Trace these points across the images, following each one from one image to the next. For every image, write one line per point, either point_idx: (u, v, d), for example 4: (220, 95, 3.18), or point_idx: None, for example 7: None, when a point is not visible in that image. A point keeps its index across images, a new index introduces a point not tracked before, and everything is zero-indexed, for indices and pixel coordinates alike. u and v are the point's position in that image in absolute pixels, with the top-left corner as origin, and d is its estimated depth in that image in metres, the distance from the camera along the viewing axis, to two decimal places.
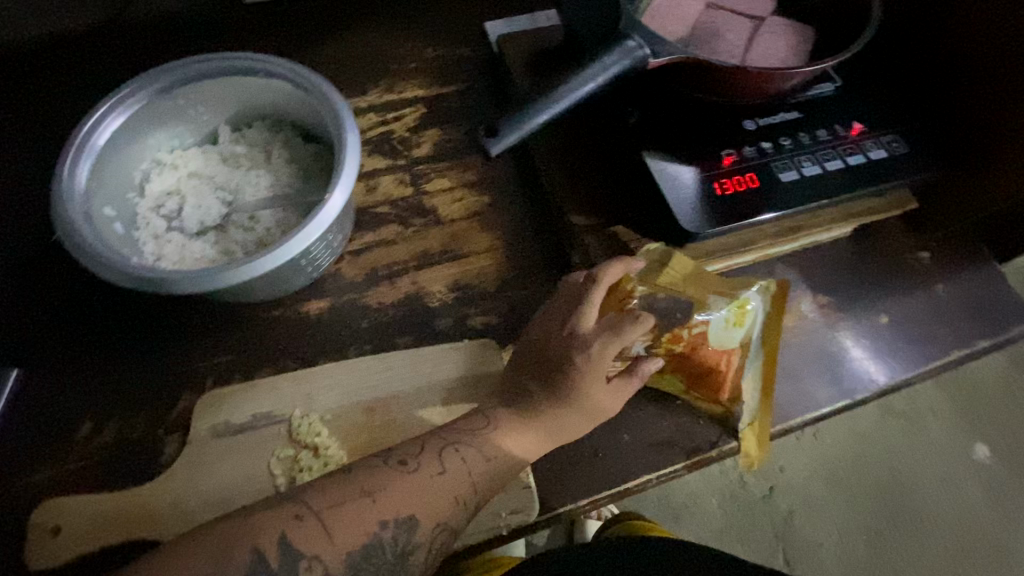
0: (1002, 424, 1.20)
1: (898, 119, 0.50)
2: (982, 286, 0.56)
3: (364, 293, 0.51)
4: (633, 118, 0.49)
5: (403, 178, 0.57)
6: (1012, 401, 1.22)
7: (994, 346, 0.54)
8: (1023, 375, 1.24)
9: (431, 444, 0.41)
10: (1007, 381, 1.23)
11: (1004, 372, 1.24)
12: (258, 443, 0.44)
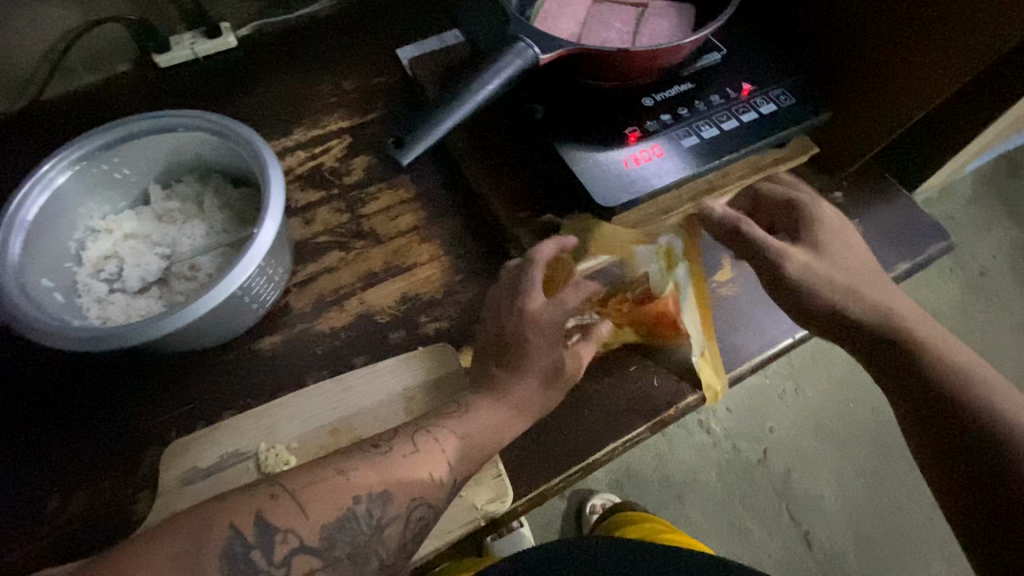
0: (970, 347, 1.24)
1: (785, 73, 0.54)
2: (894, 215, 0.60)
3: (315, 321, 0.52)
4: (539, 115, 0.51)
5: (339, 206, 0.59)
6: (974, 323, 1.27)
7: (916, 268, 0.58)
8: (979, 297, 1.29)
9: (416, 423, 0.43)
10: (965, 305, 1.28)
11: (960, 297, 1.29)
12: (228, 482, 0.44)
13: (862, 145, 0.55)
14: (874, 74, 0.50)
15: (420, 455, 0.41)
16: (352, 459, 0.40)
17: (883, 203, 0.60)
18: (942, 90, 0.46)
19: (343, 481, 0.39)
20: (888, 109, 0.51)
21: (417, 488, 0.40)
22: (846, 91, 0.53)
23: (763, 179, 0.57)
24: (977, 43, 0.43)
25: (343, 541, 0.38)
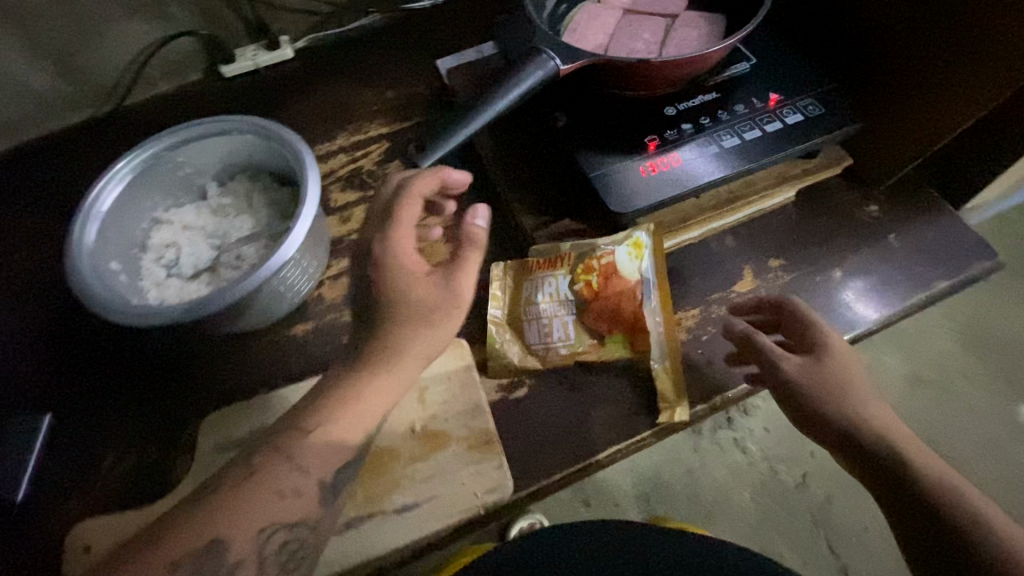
0: None
1: (815, 84, 0.53)
2: (936, 230, 0.57)
3: (344, 312, 0.56)
4: (561, 122, 0.53)
5: (374, 206, 0.63)
6: None
7: (958, 287, 0.55)
8: None
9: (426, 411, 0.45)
10: None
11: None
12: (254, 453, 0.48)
13: (899, 156, 0.53)
14: (917, 84, 0.48)
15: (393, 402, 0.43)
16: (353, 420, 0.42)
17: (923, 217, 0.58)
18: (992, 97, 0.44)
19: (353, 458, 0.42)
20: (922, 121, 0.49)
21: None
22: (882, 101, 0.52)
23: (791, 190, 0.57)
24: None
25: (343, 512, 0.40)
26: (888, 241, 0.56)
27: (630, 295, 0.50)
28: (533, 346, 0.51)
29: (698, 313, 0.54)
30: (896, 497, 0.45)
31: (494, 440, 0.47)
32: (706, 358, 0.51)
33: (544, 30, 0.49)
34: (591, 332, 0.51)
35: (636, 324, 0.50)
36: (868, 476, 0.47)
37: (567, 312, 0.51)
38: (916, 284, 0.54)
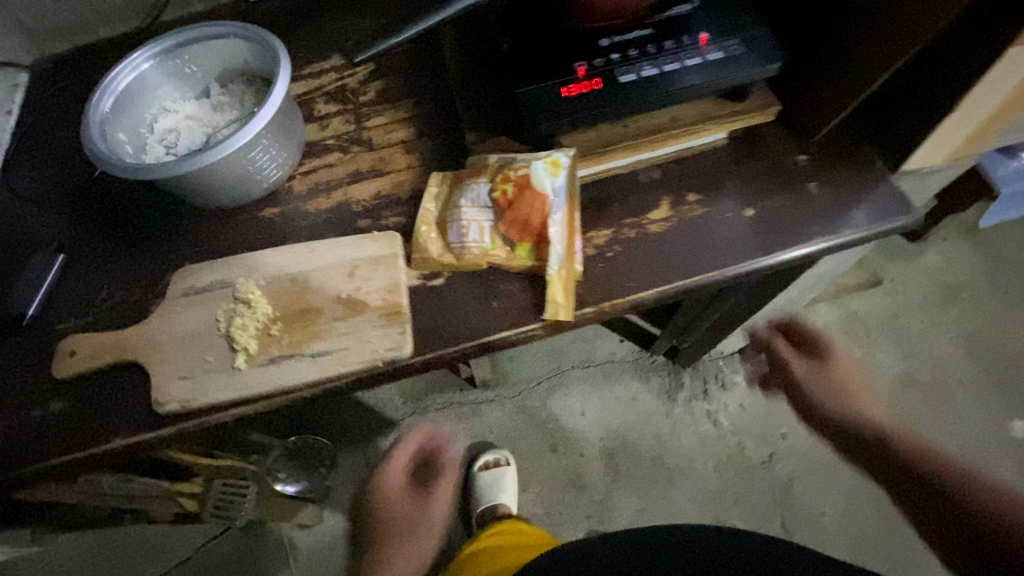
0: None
1: (746, 27, 0.55)
2: (859, 185, 0.59)
3: (307, 202, 0.65)
4: (505, 46, 0.58)
5: (349, 118, 0.70)
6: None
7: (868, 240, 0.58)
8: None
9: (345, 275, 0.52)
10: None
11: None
12: (209, 299, 0.57)
13: (836, 100, 0.55)
14: (863, 24, 0.50)
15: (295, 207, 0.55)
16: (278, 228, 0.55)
17: (850, 171, 0.60)
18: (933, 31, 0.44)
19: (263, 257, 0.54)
20: (861, 66, 0.51)
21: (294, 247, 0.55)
22: (826, 47, 0.55)
23: (721, 131, 0.60)
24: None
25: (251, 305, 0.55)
26: (809, 190, 0.59)
27: (541, 207, 0.55)
28: (452, 243, 0.57)
29: (611, 233, 0.58)
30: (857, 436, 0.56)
31: (403, 312, 0.55)
32: (608, 271, 0.57)
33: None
34: (503, 238, 0.56)
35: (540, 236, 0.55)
36: None
37: (484, 218, 0.57)
38: (823, 231, 0.57)
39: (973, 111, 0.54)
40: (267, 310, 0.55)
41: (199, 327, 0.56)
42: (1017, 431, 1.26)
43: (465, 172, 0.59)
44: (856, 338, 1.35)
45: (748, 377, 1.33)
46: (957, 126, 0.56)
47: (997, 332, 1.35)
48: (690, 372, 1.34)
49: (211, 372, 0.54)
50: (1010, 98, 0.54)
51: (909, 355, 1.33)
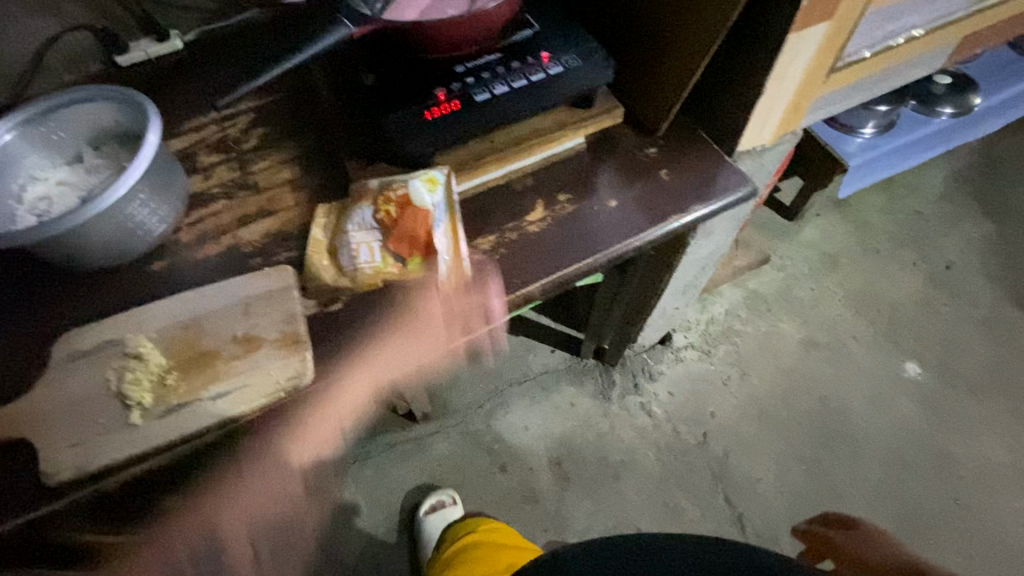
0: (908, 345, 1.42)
1: (580, 43, 0.63)
2: (704, 167, 0.68)
3: (196, 250, 0.65)
4: (369, 81, 0.63)
5: (234, 166, 0.72)
6: (915, 324, 1.45)
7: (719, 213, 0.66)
8: (924, 304, 1.47)
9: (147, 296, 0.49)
10: (910, 307, 1.48)
11: (902, 302, 1.48)
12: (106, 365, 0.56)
13: (669, 92, 0.63)
14: (676, 28, 0.60)
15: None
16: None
17: (696, 156, 0.69)
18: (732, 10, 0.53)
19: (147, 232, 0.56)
20: (686, 59, 0.60)
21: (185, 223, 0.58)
22: (651, 52, 0.64)
23: (578, 136, 0.67)
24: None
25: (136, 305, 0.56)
26: (664, 177, 0.67)
27: (424, 221, 0.58)
28: (344, 267, 0.59)
29: (494, 237, 0.63)
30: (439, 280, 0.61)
31: (301, 340, 0.56)
32: (494, 272, 0.61)
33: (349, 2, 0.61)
34: (395, 255, 0.59)
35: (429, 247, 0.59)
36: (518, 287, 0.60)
37: (373, 238, 0.59)
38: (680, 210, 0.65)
39: (778, 94, 0.64)
40: (161, 361, 0.55)
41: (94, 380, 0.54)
42: (908, 371, 1.39)
43: (350, 198, 0.61)
44: (760, 312, 1.47)
45: (671, 365, 1.41)
46: (770, 109, 0.66)
47: (876, 288, 1.51)
48: (619, 369, 1.41)
49: (104, 433, 0.52)
50: (803, 81, 0.65)
51: (807, 320, 1.46)
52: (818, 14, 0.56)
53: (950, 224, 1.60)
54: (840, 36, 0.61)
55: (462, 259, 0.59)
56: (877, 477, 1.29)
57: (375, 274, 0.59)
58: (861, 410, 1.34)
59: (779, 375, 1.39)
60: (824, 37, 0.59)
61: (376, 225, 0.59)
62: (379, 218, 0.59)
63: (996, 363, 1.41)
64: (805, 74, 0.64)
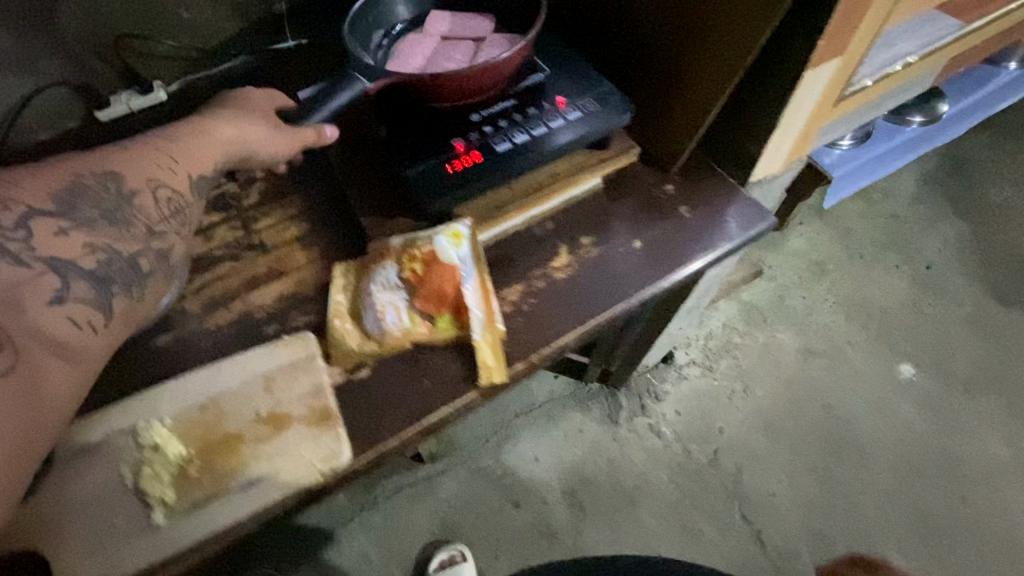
0: (898, 347, 1.48)
1: (593, 85, 0.62)
2: (722, 201, 0.68)
3: (204, 321, 0.61)
4: (382, 135, 0.61)
5: (236, 225, 0.68)
6: (903, 327, 1.51)
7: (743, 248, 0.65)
8: (910, 307, 1.54)
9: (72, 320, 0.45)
10: (897, 311, 1.53)
11: (889, 306, 1.54)
12: (25, 197, 0.48)
13: (687, 129, 0.63)
14: (691, 66, 0.60)
15: (184, 173, 0.57)
16: (156, 174, 0.55)
17: (712, 191, 0.68)
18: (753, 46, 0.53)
19: (124, 181, 0.53)
20: (703, 96, 0.60)
21: (169, 189, 0.55)
22: (664, 90, 0.64)
23: (596, 177, 0.66)
24: (763, 0, 0.51)
25: (85, 214, 0.50)
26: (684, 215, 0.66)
27: (451, 277, 0.57)
28: (370, 331, 0.57)
29: (521, 287, 0.61)
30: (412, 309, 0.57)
31: (332, 414, 0.53)
32: (526, 324, 0.59)
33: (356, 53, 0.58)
34: (422, 314, 0.57)
35: (458, 305, 0.57)
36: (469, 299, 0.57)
37: (398, 298, 0.57)
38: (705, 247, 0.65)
39: (790, 126, 0.65)
40: (182, 450, 0.51)
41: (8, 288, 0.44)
42: (903, 373, 1.44)
43: (370, 257, 0.59)
44: (756, 324, 1.49)
45: (677, 383, 1.40)
46: (782, 140, 0.67)
47: (863, 293, 1.55)
48: (625, 392, 1.40)
49: (125, 538, 0.48)
50: (813, 112, 0.65)
51: (803, 329, 1.49)
52: (831, 51, 0.57)
53: (928, 223, 1.67)
54: (849, 68, 0.62)
55: (494, 315, 0.57)
56: (884, 480, 1.31)
57: (403, 336, 0.56)
58: (862, 414, 1.38)
59: (784, 386, 1.41)
60: (835, 71, 0.60)
61: (402, 284, 0.57)
62: (405, 277, 0.57)
63: (980, 358, 1.47)
64: (815, 106, 0.64)
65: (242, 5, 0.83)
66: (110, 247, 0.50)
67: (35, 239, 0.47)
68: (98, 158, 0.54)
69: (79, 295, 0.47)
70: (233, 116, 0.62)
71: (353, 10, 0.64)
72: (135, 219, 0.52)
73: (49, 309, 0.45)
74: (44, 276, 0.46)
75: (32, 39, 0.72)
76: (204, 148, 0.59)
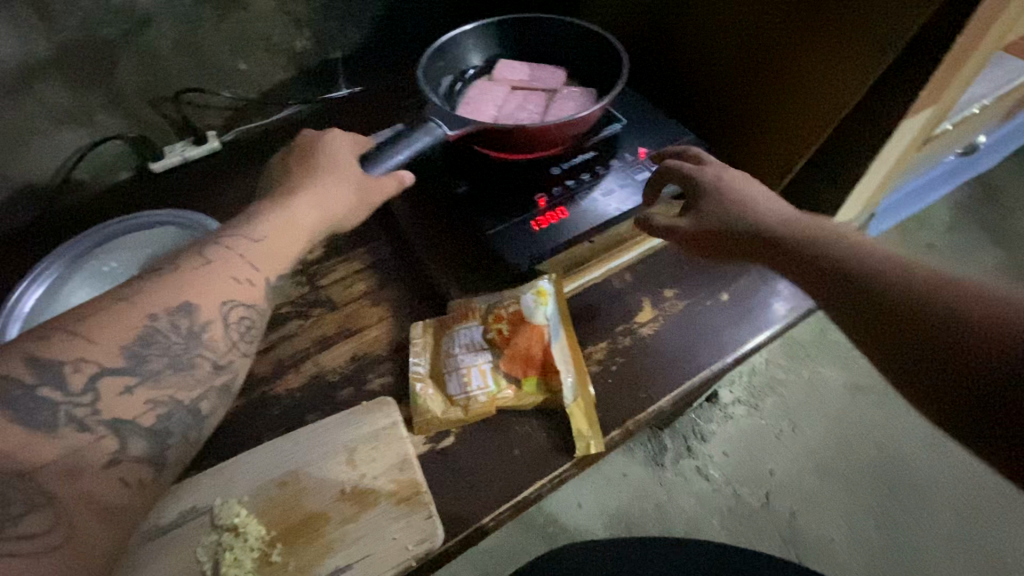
0: None
1: (674, 138, 0.62)
2: (766, 198, 0.49)
3: (273, 384, 0.57)
4: (461, 188, 0.60)
5: (302, 279, 0.64)
6: None
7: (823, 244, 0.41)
8: None
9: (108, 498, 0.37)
10: None
11: None
12: (88, 354, 0.38)
13: (774, 176, 0.61)
14: (782, 114, 0.58)
15: (263, 282, 0.45)
16: (232, 292, 0.43)
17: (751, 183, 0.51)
18: (858, 91, 0.50)
19: (196, 312, 0.42)
20: (792, 147, 0.58)
21: (243, 309, 0.44)
22: (747, 141, 0.62)
23: None
24: (867, 53, 0.49)
25: (153, 362, 0.40)
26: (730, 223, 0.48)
27: (538, 337, 0.55)
28: (454, 396, 0.54)
29: (607, 344, 0.58)
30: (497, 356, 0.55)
31: (422, 490, 0.49)
32: (617, 387, 0.56)
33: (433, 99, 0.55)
34: (508, 377, 0.54)
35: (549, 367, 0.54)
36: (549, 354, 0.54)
37: (484, 360, 0.55)
38: (792, 257, 0.42)
39: (876, 172, 0.64)
40: (262, 533, 0.47)
41: (63, 457, 0.36)
42: None
43: (450, 316, 0.57)
44: (799, 359, 1.36)
45: (722, 423, 1.27)
46: (864, 186, 0.65)
47: None
48: (669, 431, 1.27)
49: None
50: (898, 155, 0.64)
51: (849, 363, 1.35)
52: (927, 102, 0.55)
53: (965, 253, 1.53)
54: (941, 114, 0.62)
55: (586, 378, 0.54)
56: (948, 525, 1.16)
57: (488, 402, 0.53)
58: (920, 452, 1.24)
59: (835, 421, 1.28)
60: (926, 117, 0.59)
61: (486, 343, 0.55)
62: (489, 337, 0.56)
63: None
64: (902, 150, 0.63)
65: (299, 56, 0.80)
66: (172, 398, 0.40)
67: (99, 401, 0.38)
68: (164, 285, 0.42)
69: (136, 457, 0.38)
70: (322, 196, 0.49)
71: (428, 51, 0.62)
72: (202, 356, 0.42)
73: (101, 474, 0.37)
74: (103, 441, 0.37)
75: (91, 97, 0.69)
76: (292, 246, 0.48)
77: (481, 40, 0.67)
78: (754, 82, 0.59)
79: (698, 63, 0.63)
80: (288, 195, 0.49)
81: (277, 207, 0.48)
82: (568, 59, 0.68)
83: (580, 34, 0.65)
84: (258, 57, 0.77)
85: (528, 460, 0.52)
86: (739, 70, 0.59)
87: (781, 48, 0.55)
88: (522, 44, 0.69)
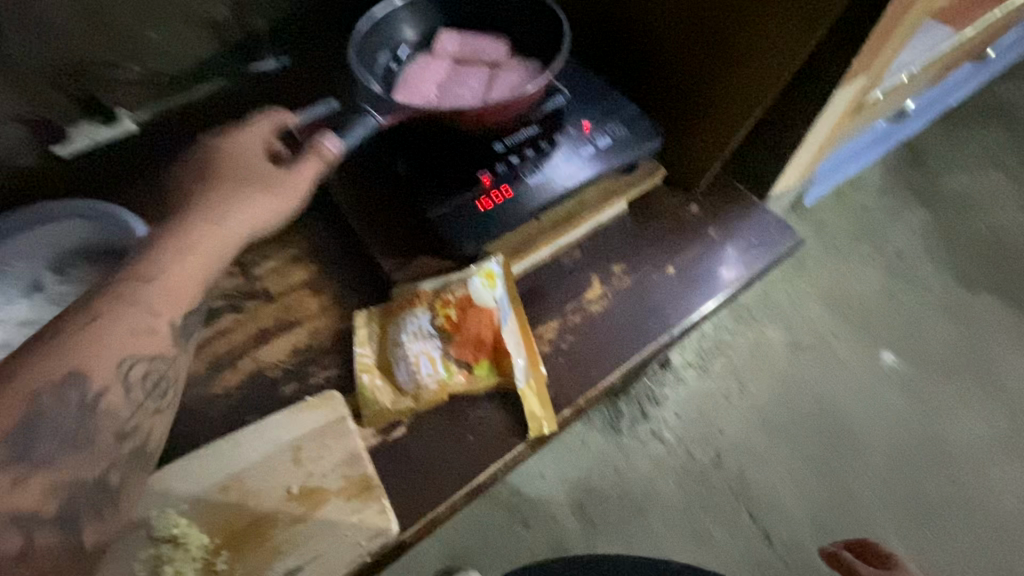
0: (893, 328, 1.41)
1: (619, 109, 0.61)
2: None
3: (208, 384, 0.54)
4: (400, 167, 0.57)
5: (233, 268, 0.60)
6: (895, 306, 1.44)
7: None
8: (897, 282, 1.48)
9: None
10: (889, 289, 1.47)
11: (881, 285, 1.47)
12: None
13: (715, 147, 0.62)
14: (723, 81, 0.57)
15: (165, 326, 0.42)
16: (132, 349, 0.41)
17: None
18: (793, 59, 0.51)
19: (90, 376, 0.39)
20: (732, 118, 0.58)
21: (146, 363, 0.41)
22: (689, 111, 0.62)
23: (621, 202, 0.64)
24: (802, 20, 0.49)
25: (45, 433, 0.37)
26: None
27: (489, 321, 0.54)
28: (404, 385, 0.52)
29: (557, 323, 0.58)
30: (447, 341, 0.53)
31: (374, 485, 0.48)
32: (568, 366, 0.56)
33: (369, 88, 0.51)
34: (459, 363, 0.53)
35: (500, 352, 0.53)
36: (501, 337, 0.54)
37: (432, 347, 0.53)
38: None
39: (813, 139, 0.65)
40: (204, 542, 0.45)
41: None
42: (886, 360, 1.36)
43: (397, 302, 0.55)
44: (745, 321, 1.40)
45: (674, 387, 1.31)
46: (803, 153, 0.67)
47: (840, 282, 1.47)
48: (625, 398, 1.30)
49: None
50: (835, 122, 0.65)
51: (789, 322, 1.40)
52: (859, 70, 0.56)
53: (895, 212, 1.60)
54: (873, 81, 0.63)
55: (538, 360, 0.54)
56: (877, 468, 1.24)
57: (438, 389, 0.52)
58: (853, 402, 1.31)
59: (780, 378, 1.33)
60: (859, 86, 0.60)
61: (434, 327, 0.54)
62: (436, 323, 0.54)
63: (958, 342, 1.40)
64: (838, 116, 0.64)
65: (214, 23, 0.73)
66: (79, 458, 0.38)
67: None
68: (49, 350, 0.38)
69: None
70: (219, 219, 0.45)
71: (357, 35, 0.58)
72: (102, 428, 0.39)
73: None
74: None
75: None
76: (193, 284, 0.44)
77: (419, 11, 0.63)
78: (695, 49, 0.58)
79: (640, 30, 0.62)
80: (184, 221, 0.45)
81: (174, 237, 0.44)
82: (506, 27, 0.65)
83: (520, 0, 0.62)
84: (175, 28, 0.69)
85: (482, 444, 0.52)
86: (680, 37, 0.58)
87: (719, 15, 0.54)
88: (457, 11, 0.65)
